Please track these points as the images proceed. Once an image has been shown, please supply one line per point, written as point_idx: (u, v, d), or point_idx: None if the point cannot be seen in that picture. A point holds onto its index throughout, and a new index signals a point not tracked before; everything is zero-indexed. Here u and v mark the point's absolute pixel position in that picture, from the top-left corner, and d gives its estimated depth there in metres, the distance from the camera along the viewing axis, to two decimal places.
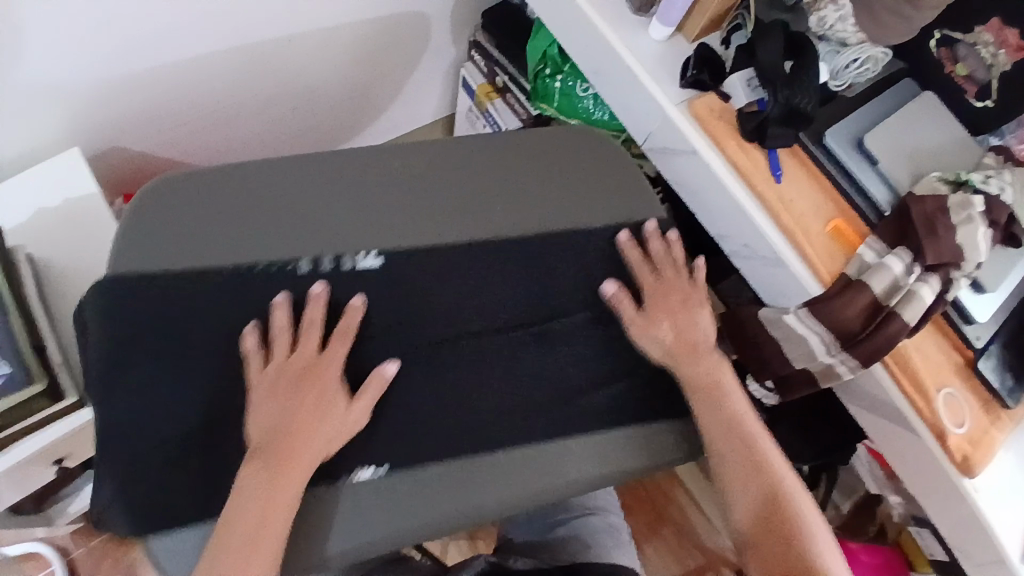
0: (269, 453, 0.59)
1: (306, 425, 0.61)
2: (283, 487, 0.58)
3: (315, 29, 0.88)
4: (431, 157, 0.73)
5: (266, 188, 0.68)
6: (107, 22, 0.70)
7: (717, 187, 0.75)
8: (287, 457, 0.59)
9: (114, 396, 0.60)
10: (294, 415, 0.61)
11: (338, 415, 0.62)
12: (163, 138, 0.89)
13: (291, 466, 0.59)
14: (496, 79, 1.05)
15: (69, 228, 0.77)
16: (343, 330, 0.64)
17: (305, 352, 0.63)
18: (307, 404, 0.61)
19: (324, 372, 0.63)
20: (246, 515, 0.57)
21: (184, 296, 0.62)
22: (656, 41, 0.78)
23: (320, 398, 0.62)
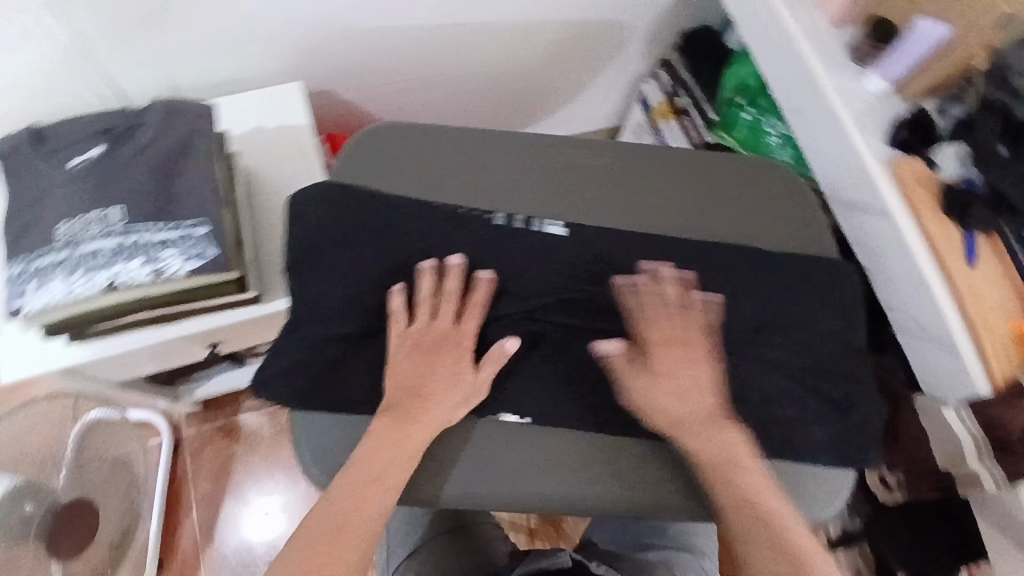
0: (400, 407, 0.64)
1: (439, 386, 0.66)
2: (409, 438, 0.63)
3: (525, 19, 0.92)
4: (619, 159, 0.76)
5: (469, 153, 0.75)
6: None
7: (902, 254, 0.72)
8: (416, 418, 0.64)
9: (307, 288, 0.69)
10: (429, 378, 0.66)
11: (462, 386, 0.66)
12: (365, 90, 0.96)
13: (419, 424, 0.64)
14: (677, 99, 1.04)
15: (275, 144, 0.84)
16: (476, 305, 0.68)
17: (441, 323, 0.68)
18: (442, 366, 0.67)
19: (455, 340, 0.68)
20: (359, 471, 0.61)
21: (387, 222, 0.70)
22: (870, 94, 0.75)
23: (451, 364, 0.67)
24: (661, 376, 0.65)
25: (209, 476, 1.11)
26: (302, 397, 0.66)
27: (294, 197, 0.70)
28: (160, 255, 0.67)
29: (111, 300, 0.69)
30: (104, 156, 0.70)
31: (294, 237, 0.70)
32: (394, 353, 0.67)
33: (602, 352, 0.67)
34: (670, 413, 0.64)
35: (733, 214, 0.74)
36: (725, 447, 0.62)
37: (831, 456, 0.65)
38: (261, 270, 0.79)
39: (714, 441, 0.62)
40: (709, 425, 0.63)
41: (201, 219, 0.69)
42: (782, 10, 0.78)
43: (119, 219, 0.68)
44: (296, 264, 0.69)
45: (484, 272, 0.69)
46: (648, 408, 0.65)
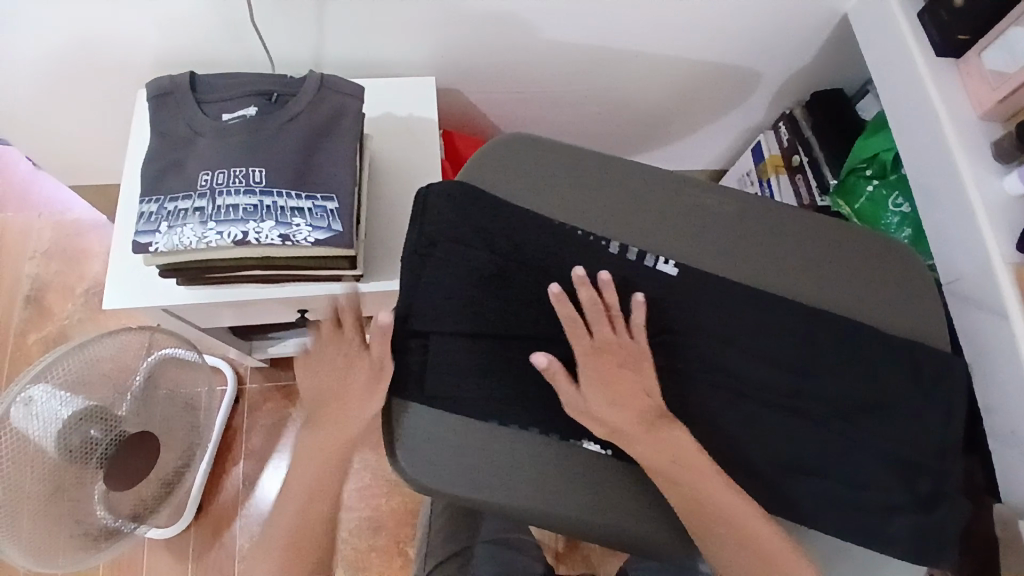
0: (321, 420, 0.70)
1: (342, 404, 0.69)
2: (336, 445, 0.69)
3: (664, 53, 0.94)
4: (743, 210, 0.76)
5: (595, 175, 0.76)
6: None
7: (1013, 361, 0.71)
8: (331, 412, 0.69)
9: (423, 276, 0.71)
10: (336, 377, 0.70)
11: (360, 377, 0.69)
12: (493, 93, 0.99)
13: (335, 418, 0.69)
14: (793, 156, 1.04)
15: (405, 132, 0.86)
16: (352, 309, 0.72)
17: (351, 323, 0.72)
18: (349, 386, 0.69)
19: (358, 342, 0.71)
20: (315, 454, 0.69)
21: (511, 229, 0.72)
22: (1008, 193, 0.74)
23: (358, 383, 0.69)
24: (617, 382, 0.67)
25: (262, 431, 1.14)
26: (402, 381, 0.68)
27: (426, 189, 0.73)
28: (291, 221, 0.70)
29: (235, 254, 0.71)
30: (256, 116, 0.73)
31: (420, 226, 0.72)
32: (309, 374, 0.72)
33: (609, 366, 0.67)
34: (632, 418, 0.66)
35: (846, 285, 0.74)
36: (671, 447, 0.64)
37: (909, 547, 0.65)
38: (370, 251, 0.81)
39: (663, 448, 0.64)
40: (652, 426, 0.65)
41: (332, 193, 0.72)
42: (935, 92, 0.78)
43: (260, 180, 0.70)
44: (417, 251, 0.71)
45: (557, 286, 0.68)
46: (610, 414, 0.66)
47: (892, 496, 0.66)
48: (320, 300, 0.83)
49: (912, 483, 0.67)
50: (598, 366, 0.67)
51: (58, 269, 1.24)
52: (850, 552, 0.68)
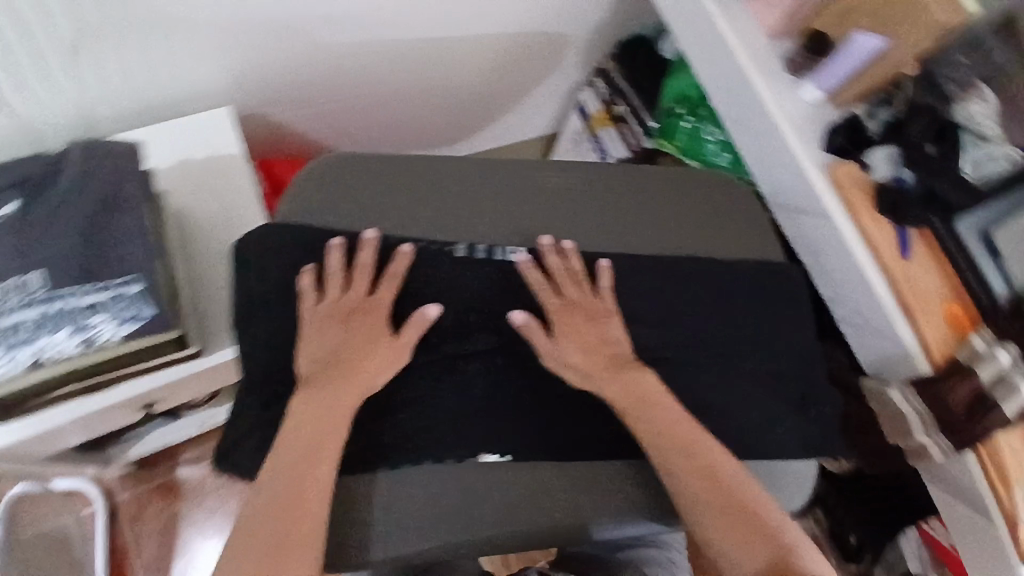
0: (323, 378, 0.62)
1: (359, 351, 0.64)
2: (343, 404, 0.61)
3: (468, 34, 0.91)
4: (576, 179, 0.76)
5: (423, 181, 0.73)
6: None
7: (844, 254, 0.77)
8: (339, 380, 0.62)
9: (262, 335, 0.64)
10: (347, 347, 0.64)
11: (386, 346, 0.64)
12: (298, 113, 0.92)
13: (340, 386, 0.62)
14: (615, 107, 1.06)
15: (208, 181, 0.77)
16: (391, 276, 0.66)
17: (354, 294, 0.66)
18: (359, 332, 0.65)
19: (377, 312, 0.65)
20: (299, 447, 0.59)
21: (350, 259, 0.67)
22: (806, 103, 0.80)
23: (369, 330, 0.65)
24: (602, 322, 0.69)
25: (153, 537, 1.03)
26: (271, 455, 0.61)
27: (241, 242, 0.65)
28: (90, 322, 0.61)
29: (38, 376, 0.61)
30: (20, 212, 0.63)
31: (246, 282, 0.64)
32: (306, 331, 0.64)
33: (574, 319, 0.68)
34: (609, 360, 0.67)
35: (688, 225, 0.77)
36: (636, 388, 0.65)
37: (800, 449, 0.69)
38: (203, 320, 0.73)
39: (627, 387, 0.65)
40: (613, 368, 0.67)
41: (130, 275, 0.63)
42: (722, 22, 0.81)
43: (41, 285, 0.61)
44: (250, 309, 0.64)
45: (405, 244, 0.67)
46: (583, 358, 0.67)
47: (777, 407, 0.70)
48: (163, 390, 0.73)
49: (792, 392, 0.71)
50: (576, 317, 0.68)
51: None
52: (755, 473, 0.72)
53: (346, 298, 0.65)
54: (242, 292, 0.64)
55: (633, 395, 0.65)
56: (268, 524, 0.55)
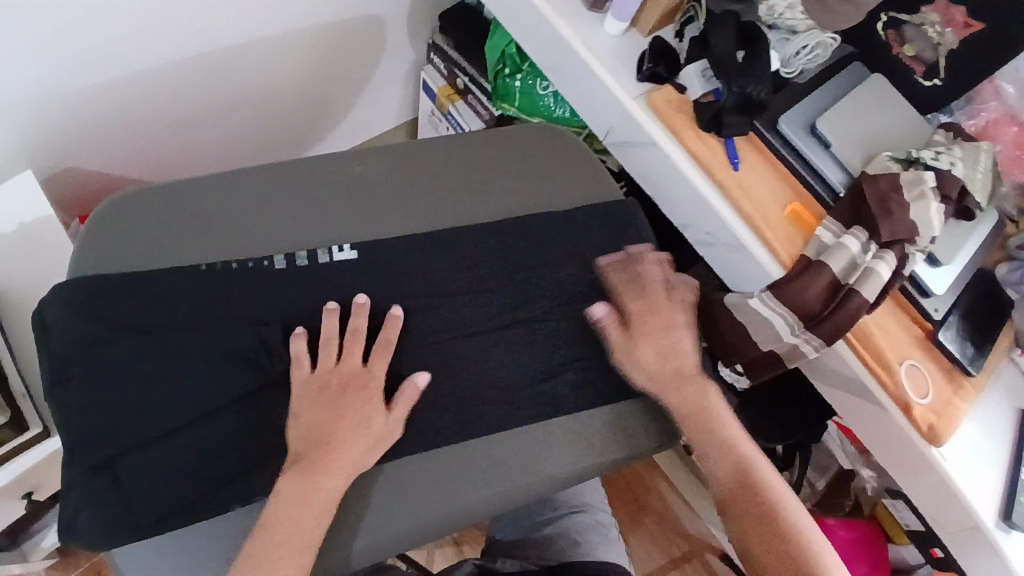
0: (307, 458, 0.59)
1: (346, 429, 0.60)
2: (314, 497, 0.57)
3: (266, 36, 0.88)
4: (392, 165, 0.75)
5: (224, 200, 0.70)
6: (62, 38, 0.71)
7: (678, 177, 0.77)
8: (317, 464, 0.58)
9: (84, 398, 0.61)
10: (332, 425, 0.60)
11: (374, 421, 0.61)
12: (115, 154, 0.89)
13: (327, 473, 0.58)
14: (457, 80, 1.05)
15: (23, 253, 0.75)
16: (384, 343, 0.64)
17: (348, 364, 0.63)
18: (348, 411, 0.61)
19: (371, 383, 0.62)
20: (269, 534, 0.56)
21: (163, 299, 0.64)
22: (612, 36, 0.79)
23: (361, 406, 0.61)
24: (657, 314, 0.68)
25: None
26: (115, 520, 0.58)
27: (37, 310, 0.62)
28: None
29: None
30: None
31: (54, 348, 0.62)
32: (295, 407, 0.61)
33: (643, 329, 0.67)
34: (667, 370, 0.66)
35: (520, 186, 0.76)
36: (697, 397, 0.66)
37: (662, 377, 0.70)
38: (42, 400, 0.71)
39: (691, 397, 0.66)
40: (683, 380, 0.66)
41: None
42: None
43: None
44: (66, 374, 0.61)
45: (359, 296, 0.66)
46: (646, 373, 0.66)
47: None
48: (25, 479, 0.71)
49: None
50: (649, 322, 0.67)
51: None
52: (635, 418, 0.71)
53: (162, 339, 0.62)
54: (54, 359, 0.61)
55: (684, 405, 0.65)
56: None
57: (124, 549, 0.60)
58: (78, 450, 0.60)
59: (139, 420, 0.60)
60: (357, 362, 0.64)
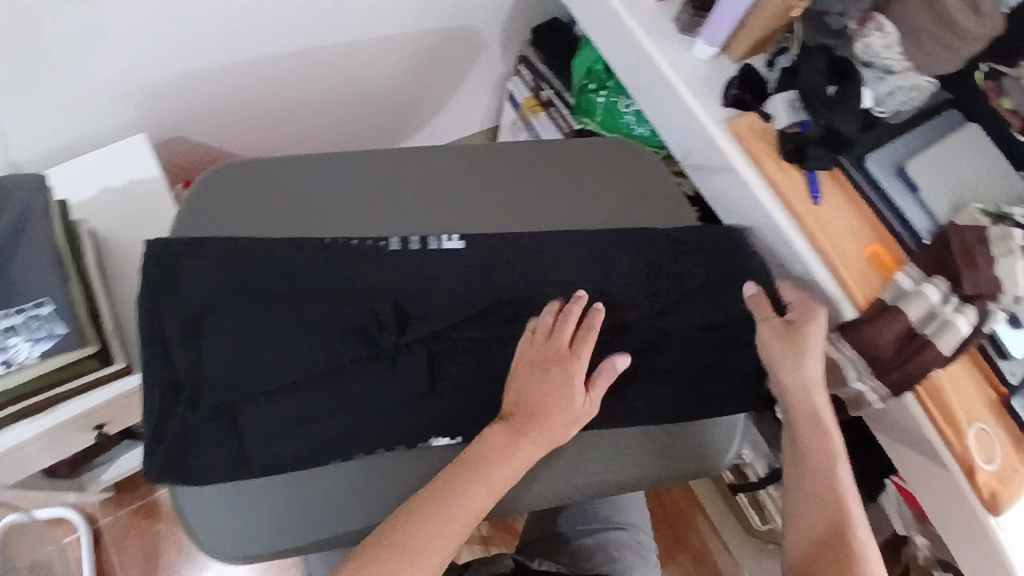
0: (528, 422, 0.64)
1: (556, 403, 0.65)
2: (521, 451, 0.63)
3: (369, 36, 0.94)
4: (474, 161, 0.78)
5: (315, 175, 0.74)
6: (190, 19, 0.78)
7: (755, 206, 0.77)
8: (523, 428, 0.64)
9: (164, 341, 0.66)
10: (546, 395, 0.65)
11: (578, 400, 0.66)
12: (221, 129, 0.96)
13: (535, 435, 0.64)
14: (541, 92, 1.08)
15: (132, 206, 0.82)
16: (587, 328, 0.68)
17: (560, 340, 0.67)
18: (552, 386, 0.65)
19: (575, 365, 0.66)
20: (473, 475, 0.62)
21: (246, 258, 0.67)
22: (701, 60, 0.80)
23: (561, 385, 0.65)
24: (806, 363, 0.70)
25: (137, 560, 1.06)
26: (179, 456, 0.63)
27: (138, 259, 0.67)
28: (6, 344, 0.65)
29: None
30: None
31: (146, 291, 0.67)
32: (515, 369, 0.67)
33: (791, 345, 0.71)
34: (807, 385, 0.71)
35: (600, 197, 0.78)
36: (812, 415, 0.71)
37: (713, 400, 0.74)
38: (128, 339, 0.76)
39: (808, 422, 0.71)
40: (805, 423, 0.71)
41: (44, 298, 0.67)
42: None
43: None
44: (152, 316, 0.66)
45: (580, 297, 0.69)
46: (790, 381, 0.71)
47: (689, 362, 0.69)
48: (102, 410, 0.76)
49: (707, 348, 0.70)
50: (804, 338, 0.70)
51: None
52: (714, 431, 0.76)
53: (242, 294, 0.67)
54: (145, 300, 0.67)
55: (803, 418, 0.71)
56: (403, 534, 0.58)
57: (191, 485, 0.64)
58: (154, 388, 0.64)
59: (209, 368, 0.64)
60: (588, 340, 0.68)
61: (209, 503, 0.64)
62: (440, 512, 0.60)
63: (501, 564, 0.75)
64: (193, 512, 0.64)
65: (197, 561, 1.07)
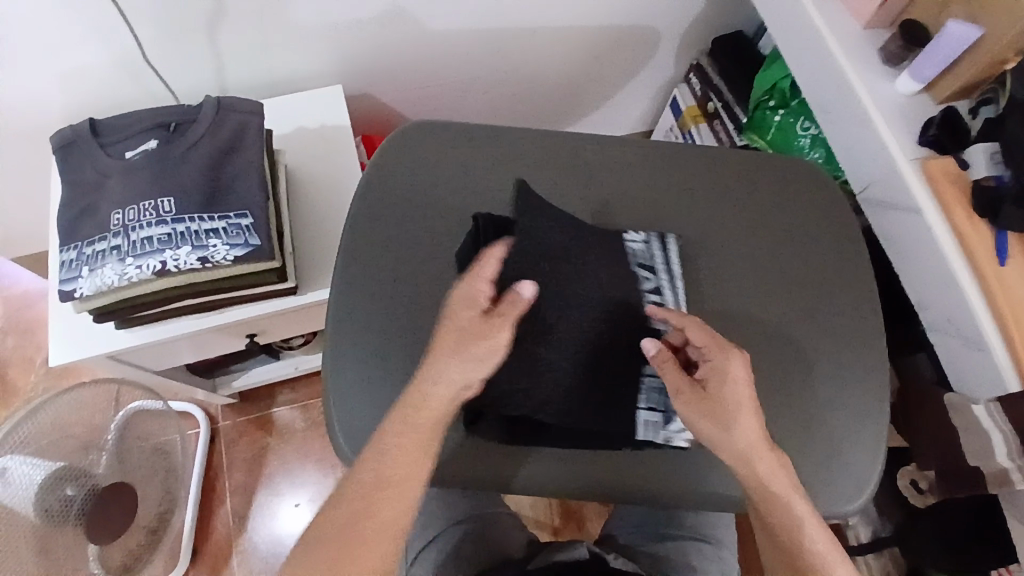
0: (716, 403, 0.62)
1: (712, 397, 0.63)
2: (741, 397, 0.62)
3: (558, 24, 0.97)
4: (648, 156, 0.79)
5: (499, 143, 0.78)
6: None
7: (935, 254, 0.73)
8: (708, 402, 0.62)
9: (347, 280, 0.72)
10: (718, 408, 0.62)
11: (735, 381, 0.63)
12: (404, 90, 1.03)
13: (722, 397, 0.62)
14: (708, 103, 1.09)
15: (323, 143, 0.89)
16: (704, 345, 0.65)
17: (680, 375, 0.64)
18: (716, 401, 0.62)
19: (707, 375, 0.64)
20: (420, 409, 0.60)
21: (448, 216, 0.75)
22: (902, 94, 0.78)
23: (717, 391, 0.63)
24: (719, 411, 0.62)
25: (242, 466, 1.14)
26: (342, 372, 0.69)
27: (358, 196, 0.76)
28: (207, 243, 0.72)
29: (160, 286, 0.73)
30: (159, 149, 0.75)
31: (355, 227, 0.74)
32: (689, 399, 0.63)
33: (706, 404, 0.63)
34: (730, 400, 0.62)
35: (779, 217, 0.77)
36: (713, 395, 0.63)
37: (845, 445, 0.69)
38: (301, 262, 0.83)
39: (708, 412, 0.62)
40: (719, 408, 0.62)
41: (246, 210, 0.74)
42: (817, 14, 0.81)
43: (170, 209, 0.72)
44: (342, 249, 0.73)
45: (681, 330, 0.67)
46: (719, 410, 0.62)
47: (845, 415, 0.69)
48: (262, 319, 0.83)
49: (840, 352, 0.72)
50: (708, 403, 0.63)
51: (13, 344, 1.21)
52: (838, 466, 0.68)
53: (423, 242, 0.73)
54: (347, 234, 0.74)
55: (711, 411, 0.62)
56: (356, 488, 0.58)
57: (341, 401, 0.68)
58: (333, 316, 0.71)
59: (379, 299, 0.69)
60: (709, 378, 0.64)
61: (351, 423, 0.68)
62: (399, 427, 0.60)
63: (576, 551, 0.70)
64: (335, 425, 0.68)
65: (293, 480, 1.14)
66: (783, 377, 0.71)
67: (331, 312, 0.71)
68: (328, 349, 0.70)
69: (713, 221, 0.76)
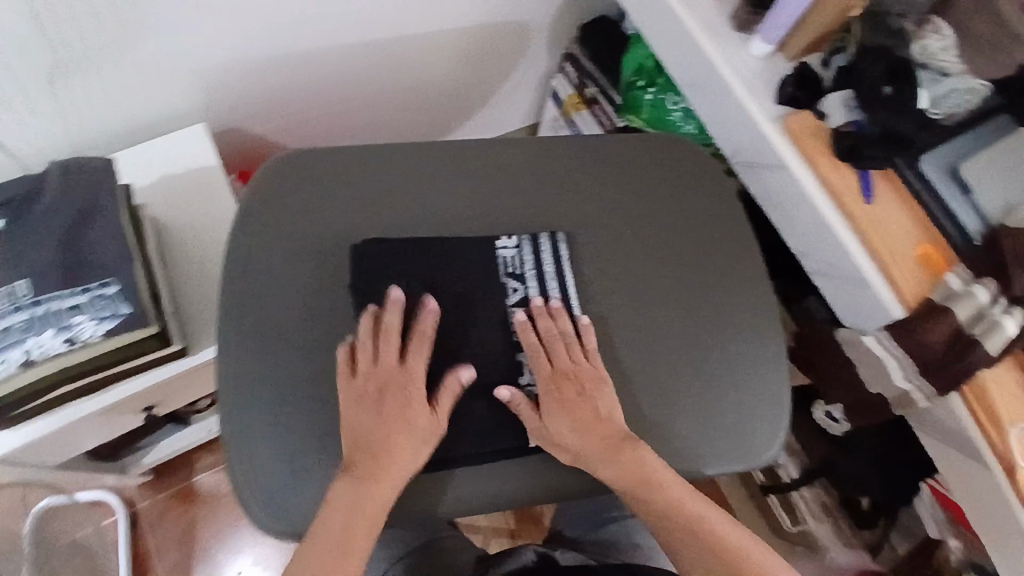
0: (578, 407, 0.65)
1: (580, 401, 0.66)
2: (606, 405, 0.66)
3: (421, 32, 0.96)
4: (526, 153, 0.79)
5: (374, 164, 0.76)
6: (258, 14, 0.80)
7: (807, 204, 0.76)
8: (575, 406, 0.66)
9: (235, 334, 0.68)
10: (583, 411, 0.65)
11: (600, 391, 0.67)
12: (275, 120, 0.98)
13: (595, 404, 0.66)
14: (585, 90, 1.10)
15: (192, 191, 0.84)
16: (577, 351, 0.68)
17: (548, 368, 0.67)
18: (579, 405, 0.66)
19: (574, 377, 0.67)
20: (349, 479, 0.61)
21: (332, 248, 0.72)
22: (757, 57, 0.81)
23: (581, 399, 0.66)
24: (588, 416, 0.65)
25: (172, 543, 1.07)
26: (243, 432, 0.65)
27: (233, 242, 0.72)
28: (72, 322, 0.66)
29: (29, 378, 0.67)
30: (6, 227, 0.69)
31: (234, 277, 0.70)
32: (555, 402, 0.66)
33: (569, 399, 0.66)
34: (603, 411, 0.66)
35: (659, 193, 0.79)
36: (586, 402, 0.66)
37: (755, 401, 0.72)
38: (187, 322, 0.78)
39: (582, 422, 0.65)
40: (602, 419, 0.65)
41: (109, 278, 0.68)
42: None
43: (27, 291, 0.66)
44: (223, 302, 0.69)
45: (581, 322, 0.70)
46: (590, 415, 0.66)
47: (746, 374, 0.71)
48: (155, 390, 0.77)
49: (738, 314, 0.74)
50: (572, 403, 0.66)
51: None
52: (750, 422, 0.71)
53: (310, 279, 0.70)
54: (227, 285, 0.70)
55: (581, 418, 0.65)
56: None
57: (249, 465, 0.65)
58: (226, 375, 0.67)
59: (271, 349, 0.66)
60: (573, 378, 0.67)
61: (265, 484, 0.65)
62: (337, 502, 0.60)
63: (523, 557, 0.71)
64: (248, 491, 0.65)
65: (229, 544, 1.08)
66: (689, 347, 0.72)
67: (223, 372, 0.67)
68: (226, 412, 0.66)
69: (598, 208, 0.77)
